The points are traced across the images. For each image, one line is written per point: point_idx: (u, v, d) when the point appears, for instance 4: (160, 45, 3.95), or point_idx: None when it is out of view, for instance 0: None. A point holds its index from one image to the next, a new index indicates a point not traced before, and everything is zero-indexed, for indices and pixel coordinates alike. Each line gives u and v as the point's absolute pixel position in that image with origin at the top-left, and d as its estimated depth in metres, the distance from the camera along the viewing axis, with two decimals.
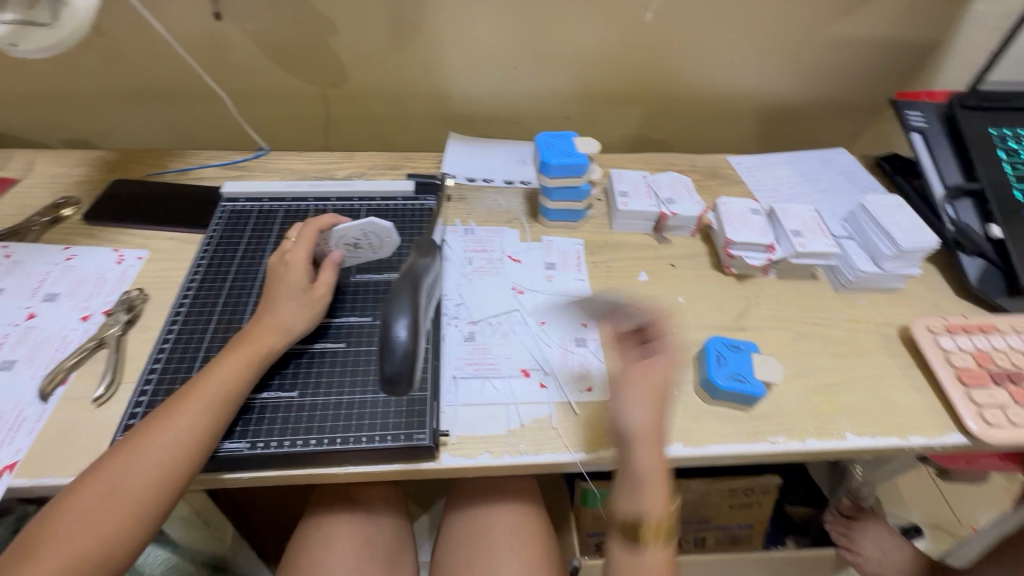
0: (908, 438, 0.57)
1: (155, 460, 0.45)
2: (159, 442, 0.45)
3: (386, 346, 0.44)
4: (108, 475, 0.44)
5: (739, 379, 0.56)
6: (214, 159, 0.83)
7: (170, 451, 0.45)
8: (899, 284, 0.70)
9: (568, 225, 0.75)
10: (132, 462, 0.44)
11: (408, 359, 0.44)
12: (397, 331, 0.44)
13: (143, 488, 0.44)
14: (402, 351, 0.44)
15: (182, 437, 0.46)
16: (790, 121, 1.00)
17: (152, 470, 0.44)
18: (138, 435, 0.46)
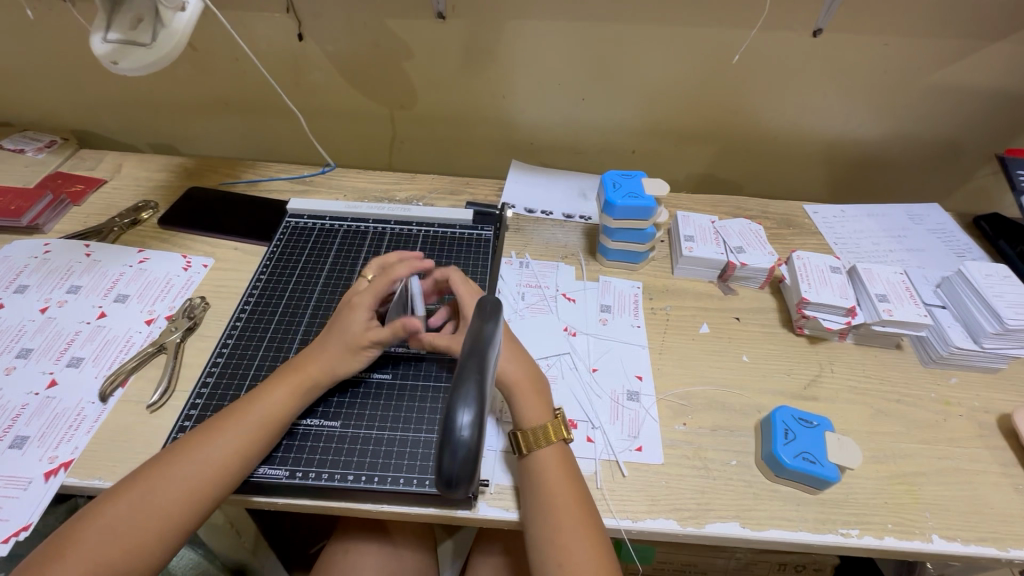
0: (1007, 550, 0.49)
1: (189, 477, 0.45)
2: (197, 460, 0.45)
3: (446, 441, 0.35)
4: (145, 486, 0.44)
5: (811, 459, 0.51)
6: (283, 172, 0.86)
7: (207, 472, 0.45)
8: (1000, 365, 0.63)
9: (627, 267, 0.72)
10: (168, 476, 0.44)
11: (470, 455, 0.35)
12: (461, 422, 0.35)
13: (174, 504, 0.44)
14: (464, 447, 0.35)
15: (220, 458, 0.46)
16: (875, 170, 0.93)
17: (184, 487, 0.44)
18: (180, 449, 0.46)
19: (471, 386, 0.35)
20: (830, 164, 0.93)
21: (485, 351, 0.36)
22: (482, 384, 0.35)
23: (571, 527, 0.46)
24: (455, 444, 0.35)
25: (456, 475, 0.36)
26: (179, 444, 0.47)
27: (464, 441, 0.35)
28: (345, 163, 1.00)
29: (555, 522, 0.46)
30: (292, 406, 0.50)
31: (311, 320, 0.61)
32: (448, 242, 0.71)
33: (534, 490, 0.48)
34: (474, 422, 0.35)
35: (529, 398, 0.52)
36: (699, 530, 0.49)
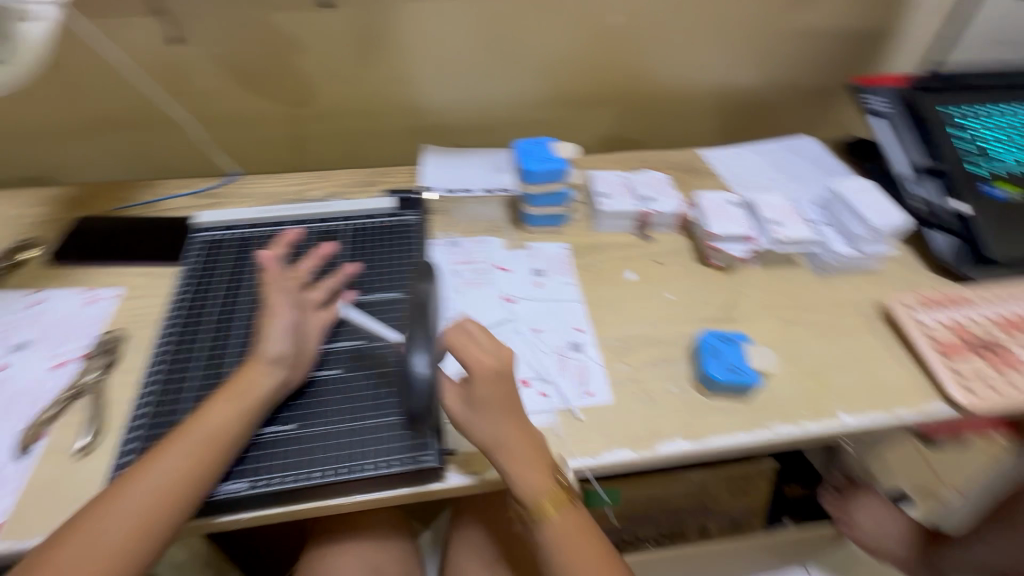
0: (898, 413, 0.58)
1: (136, 508, 0.43)
2: (142, 487, 0.44)
3: None
4: (95, 521, 0.42)
5: (735, 370, 0.58)
6: (183, 188, 0.80)
7: (154, 499, 0.44)
8: (875, 264, 0.73)
9: (553, 230, 0.76)
10: (112, 512, 0.43)
11: None
12: None
13: (124, 539, 0.42)
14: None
15: (167, 483, 0.44)
16: (756, 113, 1.03)
17: (132, 519, 0.43)
18: (127, 477, 0.45)
19: None
20: (718, 111, 1.01)
21: None
22: None
23: (527, 468, 0.49)
24: None
25: None
26: (125, 475, 0.45)
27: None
28: (249, 171, 0.95)
29: (507, 459, 0.49)
30: (239, 421, 0.48)
31: (244, 329, 0.59)
32: (373, 232, 0.71)
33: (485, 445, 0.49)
34: None
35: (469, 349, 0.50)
36: (653, 453, 0.54)
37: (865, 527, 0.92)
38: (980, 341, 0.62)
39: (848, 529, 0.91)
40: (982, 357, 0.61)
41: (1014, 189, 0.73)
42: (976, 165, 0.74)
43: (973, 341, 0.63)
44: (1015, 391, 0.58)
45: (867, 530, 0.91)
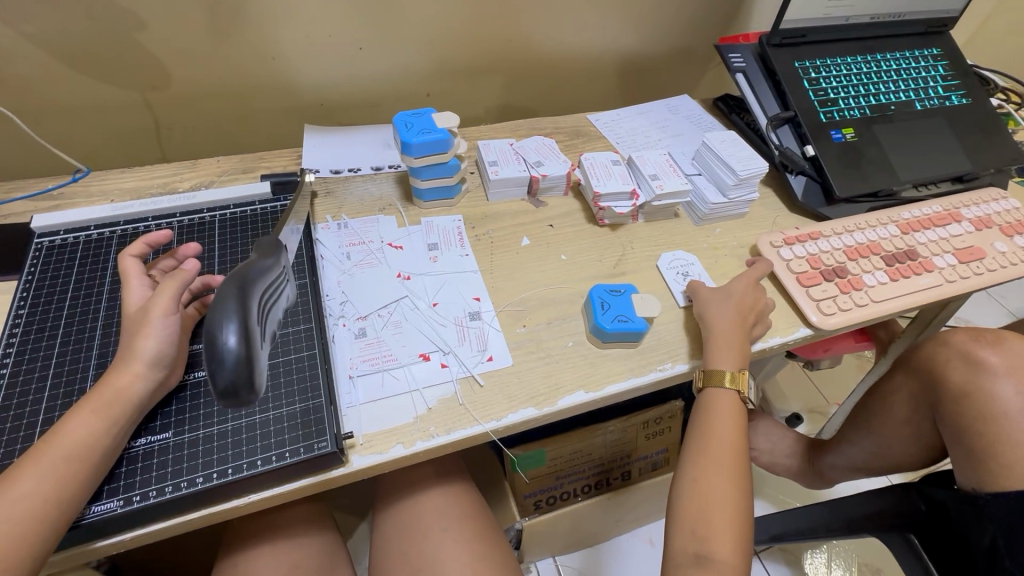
0: (767, 340, 0.65)
1: None
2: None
3: (210, 357, 0.34)
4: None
5: (624, 320, 0.61)
6: (17, 190, 0.70)
7: (10, 529, 0.39)
8: (744, 210, 0.79)
9: (446, 203, 0.75)
10: None
11: (243, 367, 0.34)
12: (224, 339, 0.34)
13: None
14: (232, 359, 0.34)
15: (26, 509, 0.39)
16: (637, 75, 1.07)
17: None
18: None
19: (229, 305, 0.35)
20: (602, 75, 1.04)
21: (249, 277, 0.37)
22: (244, 303, 0.35)
23: None
24: (219, 359, 0.34)
25: (233, 385, 0.34)
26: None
27: (231, 357, 0.34)
28: (105, 168, 0.85)
29: None
30: (108, 430, 0.44)
31: (104, 338, 0.54)
32: (249, 221, 0.66)
33: None
34: (242, 339, 0.34)
35: None
36: (554, 407, 0.56)
37: (764, 448, 1.04)
38: (832, 269, 0.70)
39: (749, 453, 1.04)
40: (835, 283, 0.69)
41: (853, 133, 0.82)
42: (823, 113, 0.82)
43: (827, 270, 0.70)
44: (857, 311, 0.67)
45: (765, 450, 1.04)
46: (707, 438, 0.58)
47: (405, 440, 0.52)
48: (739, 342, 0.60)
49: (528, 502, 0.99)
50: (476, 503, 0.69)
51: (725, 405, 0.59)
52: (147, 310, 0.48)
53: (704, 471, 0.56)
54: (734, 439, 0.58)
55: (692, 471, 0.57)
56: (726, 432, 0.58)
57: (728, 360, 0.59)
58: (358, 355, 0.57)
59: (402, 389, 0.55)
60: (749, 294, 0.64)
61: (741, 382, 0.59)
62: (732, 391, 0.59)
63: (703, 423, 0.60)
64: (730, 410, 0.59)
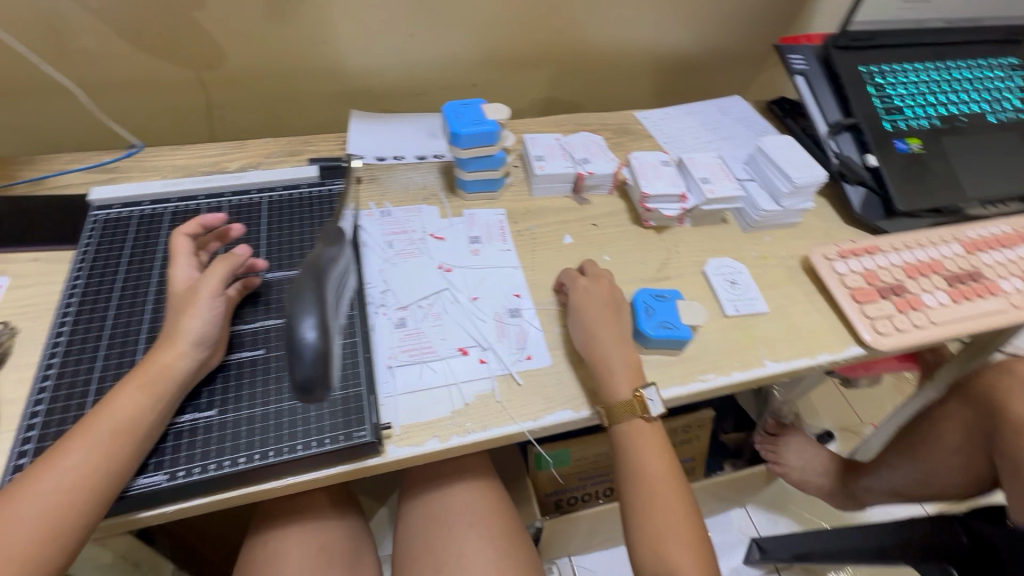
0: (817, 357, 0.62)
1: (41, 509, 0.39)
2: (39, 490, 0.40)
3: (290, 349, 0.35)
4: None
5: (668, 326, 0.59)
6: (75, 162, 0.72)
7: (61, 498, 0.40)
8: (796, 219, 0.76)
9: (489, 196, 0.74)
10: (11, 516, 0.38)
11: (322, 359, 0.35)
12: (303, 330, 0.35)
13: (30, 542, 0.38)
14: (311, 352, 0.35)
15: (75, 479, 0.40)
16: (687, 74, 1.04)
17: (37, 521, 0.39)
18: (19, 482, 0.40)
19: (308, 296, 0.36)
20: (652, 73, 1.01)
21: (322, 268, 0.38)
22: (322, 296, 0.36)
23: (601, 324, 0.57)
24: (300, 351, 0.35)
25: (310, 379, 0.35)
26: (17, 481, 0.40)
27: (311, 350, 0.35)
28: (157, 143, 0.87)
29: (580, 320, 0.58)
30: (152, 404, 0.44)
31: (153, 313, 0.55)
32: (296, 204, 0.66)
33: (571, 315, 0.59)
34: (319, 331, 0.35)
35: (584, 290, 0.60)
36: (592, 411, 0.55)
37: (794, 465, 0.99)
38: (889, 286, 0.67)
39: (779, 469, 0.99)
40: (891, 301, 0.65)
41: (919, 144, 0.78)
42: (888, 121, 0.78)
43: (883, 287, 0.67)
44: (915, 332, 0.63)
45: (796, 467, 0.99)
46: (638, 471, 0.55)
47: (441, 434, 0.51)
48: (623, 365, 0.55)
49: (550, 500, 0.99)
50: (503, 500, 0.68)
51: (640, 433, 0.56)
52: (195, 290, 0.49)
53: (651, 502, 0.54)
54: (665, 468, 0.55)
55: (637, 506, 0.54)
56: (647, 461, 0.55)
57: (619, 388, 0.54)
58: (397, 345, 0.57)
59: (440, 383, 0.55)
60: (596, 309, 0.59)
61: (645, 405, 0.55)
62: (638, 418, 0.55)
63: (630, 458, 0.56)
64: (648, 435, 0.56)
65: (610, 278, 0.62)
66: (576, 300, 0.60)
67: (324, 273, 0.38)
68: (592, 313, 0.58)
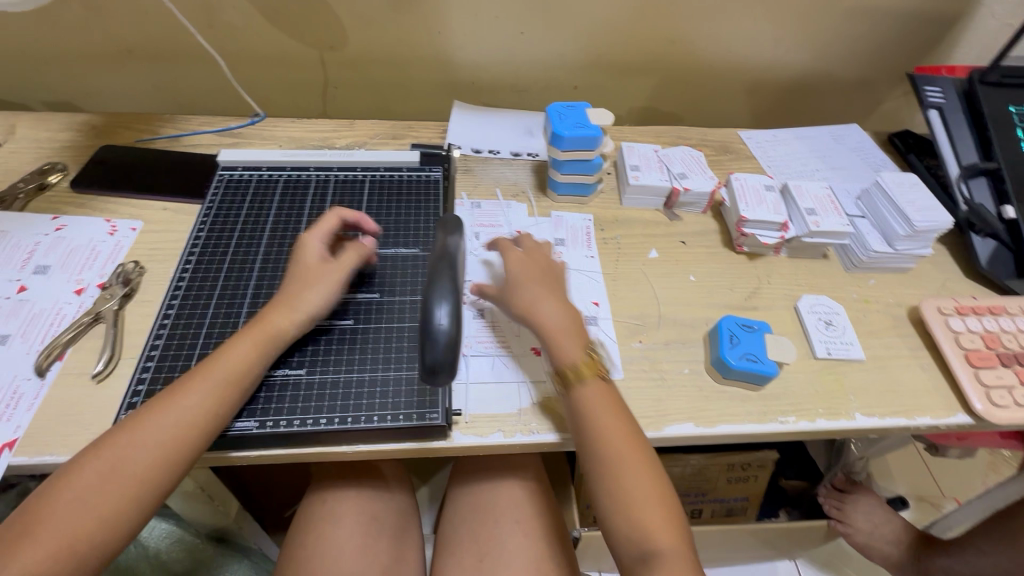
0: (915, 419, 0.57)
1: (158, 440, 0.43)
2: (150, 423, 0.44)
3: (426, 333, 0.42)
4: (108, 453, 0.43)
5: (752, 359, 0.56)
6: (207, 125, 0.79)
7: (177, 431, 0.44)
8: (910, 264, 0.70)
9: (578, 200, 0.73)
10: (134, 442, 0.43)
11: (450, 344, 0.42)
12: (438, 316, 0.42)
13: (147, 467, 0.42)
14: (443, 335, 0.42)
15: (190, 417, 0.44)
16: (800, 96, 0.98)
17: (153, 450, 0.43)
18: (137, 413, 0.45)
19: (444, 288, 0.44)
20: (762, 91, 0.97)
21: (452, 258, 0.47)
22: (453, 286, 0.44)
23: (532, 286, 0.55)
24: (434, 335, 0.42)
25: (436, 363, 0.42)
26: (138, 411, 0.45)
27: (442, 336, 0.42)
28: (275, 114, 0.94)
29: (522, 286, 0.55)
30: (260, 358, 0.49)
31: (261, 272, 0.59)
32: (396, 186, 0.69)
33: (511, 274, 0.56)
34: (448, 316, 0.43)
35: (513, 250, 0.59)
36: (658, 433, 0.53)
37: (862, 528, 0.91)
38: (1013, 353, 0.60)
39: (842, 529, 0.92)
40: (1014, 370, 0.59)
41: None
42: None
43: (1006, 354, 0.60)
44: None
45: (864, 530, 0.91)
46: (590, 425, 0.49)
47: (506, 429, 0.52)
48: (560, 321, 0.53)
49: (590, 512, 0.97)
50: (549, 503, 0.68)
51: (593, 392, 0.50)
52: (325, 269, 0.55)
53: (615, 470, 0.47)
54: (617, 420, 0.49)
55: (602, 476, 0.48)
56: (606, 404, 0.50)
57: (567, 349, 0.52)
58: (474, 336, 0.58)
59: (511, 379, 0.55)
60: (530, 270, 0.57)
61: (598, 364, 0.52)
62: (595, 379, 0.51)
63: (581, 428, 0.49)
64: (601, 401, 0.50)
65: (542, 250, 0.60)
66: (511, 270, 0.57)
67: (453, 262, 0.46)
68: (528, 282, 0.56)
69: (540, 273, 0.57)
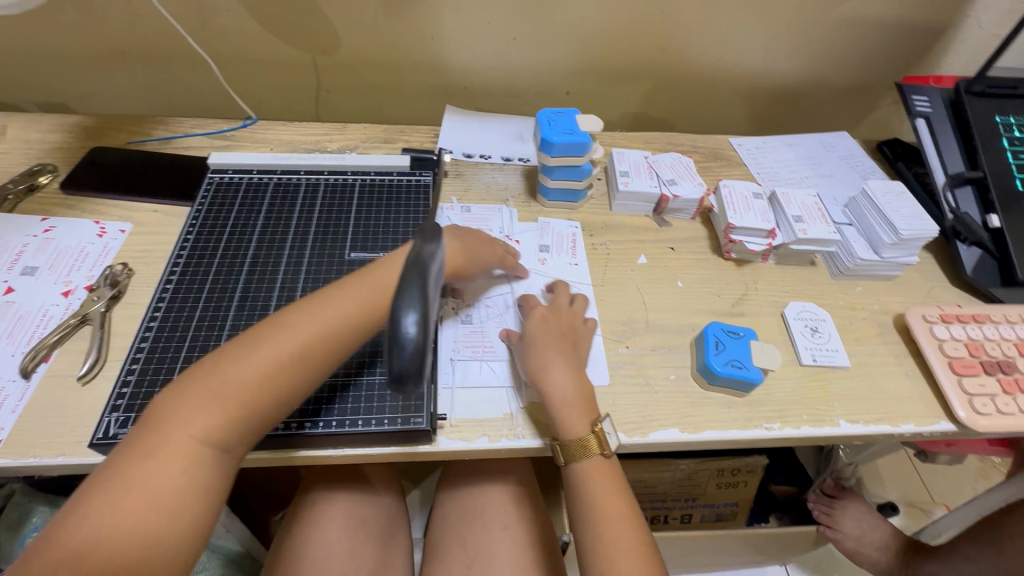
0: (899, 426, 0.57)
1: (254, 374, 0.42)
2: (241, 376, 0.42)
3: (390, 340, 0.34)
4: (195, 402, 0.41)
5: (737, 365, 0.57)
6: (199, 127, 0.79)
7: (272, 369, 0.43)
8: (896, 272, 0.70)
9: (568, 205, 0.74)
10: (230, 372, 0.42)
11: (418, 354, 0.34)
12: (404, 323, 0.34)
13: (241, 398, 0.42)
14: (410, 346, 0.34)
15: (284, 357, 0.44)
16: (791, 104, 0.99)
17: (248, 382, 0.42)
18: (223, 362, 0.43)
19: (413, 290, 0.35)
20: (753, 99, 0.97)
21: (425, 263, 0.37)
22: (425, 290, 0.36)
23: (553, 356, 0.54)
24: (399, 344, 0.34)
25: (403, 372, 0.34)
26: (238, 343, 0.44)
27: (409, 345, 0.34)
28: (268, 116, 0.94)
29: (540, 356, 0.54)
30: (360, 316, 0.47)
31: (250, 275, 0.59)
32: (386, 189, 0.70)
33: (525, 339, 0.56)
34: (419, 323, 0.34)
35: (544, 315, 0.58)
36: (644, 438, 0.53)
37: (851, 533, 0.91)
38: (996, 361, 0.60)
39: (832, 535, 0.92)
40: (997, 378, 0.59)
41: None
42: (1021, 180, 0.71)
43: (989, 362, 0.60)
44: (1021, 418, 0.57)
45: (852, 536, 0.91)
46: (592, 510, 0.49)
47: (491, 434, 0.52)
48: (575, 395, 0.52)
49: None
50: (537, 508, 0.68)
51: (596, 473, 0.51)
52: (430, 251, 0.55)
53: (611, 549, 0.47)
54: (615, 498, 0.50)
55: (594, 555, 0.48)
56: (608, 496, 0.50)
57: (574, 423, 0.50)
58: (461, 340, 0.58)
59: (496, 383, 0.55)
60: (549, 334, 0.56)
61: (604, 441, 0.51)
62: (597, 455, 0.51)
63: (583, 507, 0.50)
64: (600, 478, 0.51)
65: (567, 307, 0.60)
66: (530, 326, 0.57)
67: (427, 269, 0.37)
68: (543, 340, 0.55)
69: (565, 348, 0.55)
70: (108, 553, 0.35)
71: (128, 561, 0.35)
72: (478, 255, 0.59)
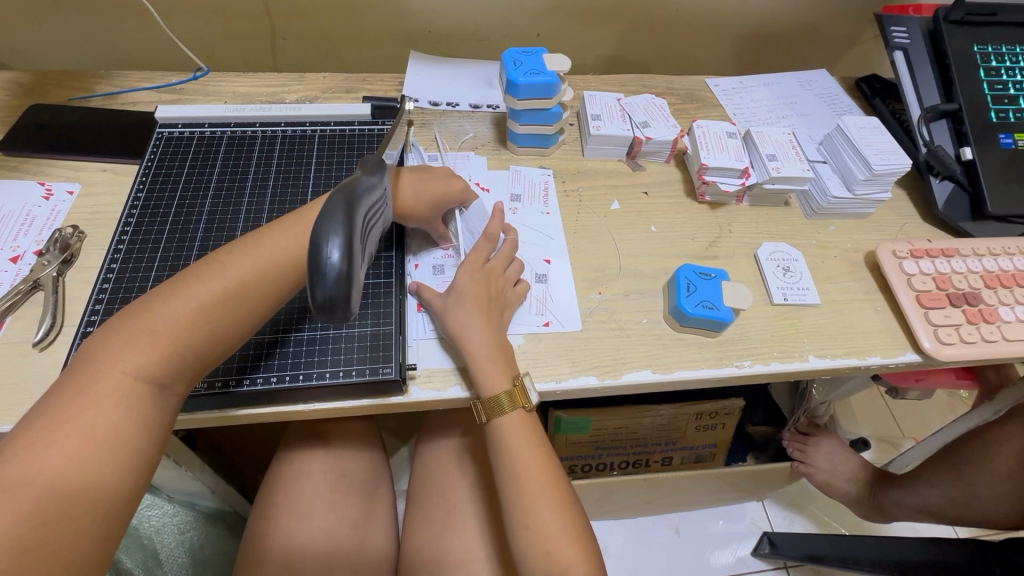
0: (865, 359, 0.58)
1: (186, 307, 0.42)
2: (174, 313, 0.41)
3: (314, 268, 0.35)
4: (125, 338, 0.40)
5: (709, 305, 0.56)
6: (145, 81, 0.75)
7: (208, 300, 0.43)
8: (869, 209, 0.70)
9: (539, 152, 0.72)
10: (163, 306, 0.42)
11: (343, 281, 0.35)
12: (328, 252, 0.35)
13: (176, 328, 0.41)
14: (334, 273, 0.34)
15: (219, 288, 0.43)
16: (770, 41, 0.96)
17: (183, 314, 0.42)
18: (154, 301, 0.42)
19: (337, 218, 0.36)
20: (731, 37, 0.94)
21: (354, 192, 0.38)
22: (350, 220, 0.36)
23: (475, 311, 0.52)
24: (322, 270, 0.34)
25: (330, 299, 0.35)
26: (181, 277, 0.44)
27: (333, 271, 0.34)
28: (221, 69, 0.89)
29: (463, 312, 0.52)
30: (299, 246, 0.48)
31: (207, 233, 0.57)
32: (346, 140, 0.67)
33: (446, 297, 0.54)
34: (345, 252, 0.35)
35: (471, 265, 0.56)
36: (616, 381, 0.54)
37: (822, 467, 0.95)
38: (962, 293, 0.61)
39: (806, 469, 0.94)
40: (962, 309, 0.60)
41: None
42: (994, 111, 0.70)
43: (956, 294, 0.61)
44: (983, 345, 0.58)
45: (823, 470, 0.95)
46: (515, 470, 0.49)
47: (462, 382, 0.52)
48: (495, 351, 0.51)
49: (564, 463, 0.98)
50: None
51: (514, 429, 0.50)
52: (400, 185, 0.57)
53: (533, 504, 0.48)
54: (535, 462, 0.50)
55: (516, 507, 0.49)
56: (530, 462, 0.50)
57: (495, 379, 0.49)
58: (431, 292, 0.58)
59: None
60: (476, 287, 0.54)
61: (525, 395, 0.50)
62: (518, 410, 0.50)
63: (503, 465, 0.50)
64: (520, 433, 0.50)
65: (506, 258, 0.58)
66: (459, 281, 0.54)
67: (355, 199, 0.38)
68: (469, 295, 0.53)
69: (484, 304, 0.53)
70: (46, 480, 0.35)
71: (71, 483, 0.35)
72: (428, 193, 0.57)
